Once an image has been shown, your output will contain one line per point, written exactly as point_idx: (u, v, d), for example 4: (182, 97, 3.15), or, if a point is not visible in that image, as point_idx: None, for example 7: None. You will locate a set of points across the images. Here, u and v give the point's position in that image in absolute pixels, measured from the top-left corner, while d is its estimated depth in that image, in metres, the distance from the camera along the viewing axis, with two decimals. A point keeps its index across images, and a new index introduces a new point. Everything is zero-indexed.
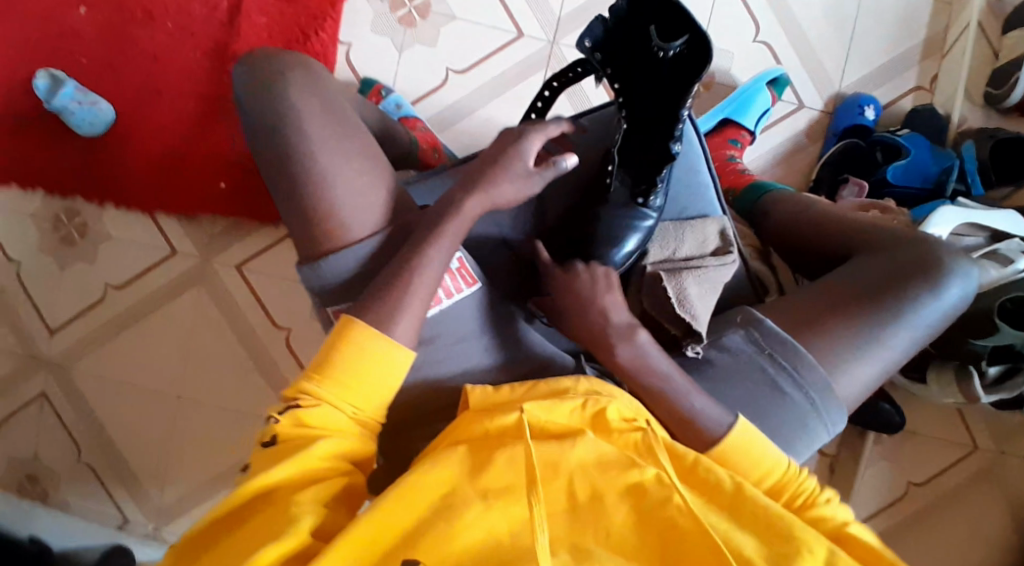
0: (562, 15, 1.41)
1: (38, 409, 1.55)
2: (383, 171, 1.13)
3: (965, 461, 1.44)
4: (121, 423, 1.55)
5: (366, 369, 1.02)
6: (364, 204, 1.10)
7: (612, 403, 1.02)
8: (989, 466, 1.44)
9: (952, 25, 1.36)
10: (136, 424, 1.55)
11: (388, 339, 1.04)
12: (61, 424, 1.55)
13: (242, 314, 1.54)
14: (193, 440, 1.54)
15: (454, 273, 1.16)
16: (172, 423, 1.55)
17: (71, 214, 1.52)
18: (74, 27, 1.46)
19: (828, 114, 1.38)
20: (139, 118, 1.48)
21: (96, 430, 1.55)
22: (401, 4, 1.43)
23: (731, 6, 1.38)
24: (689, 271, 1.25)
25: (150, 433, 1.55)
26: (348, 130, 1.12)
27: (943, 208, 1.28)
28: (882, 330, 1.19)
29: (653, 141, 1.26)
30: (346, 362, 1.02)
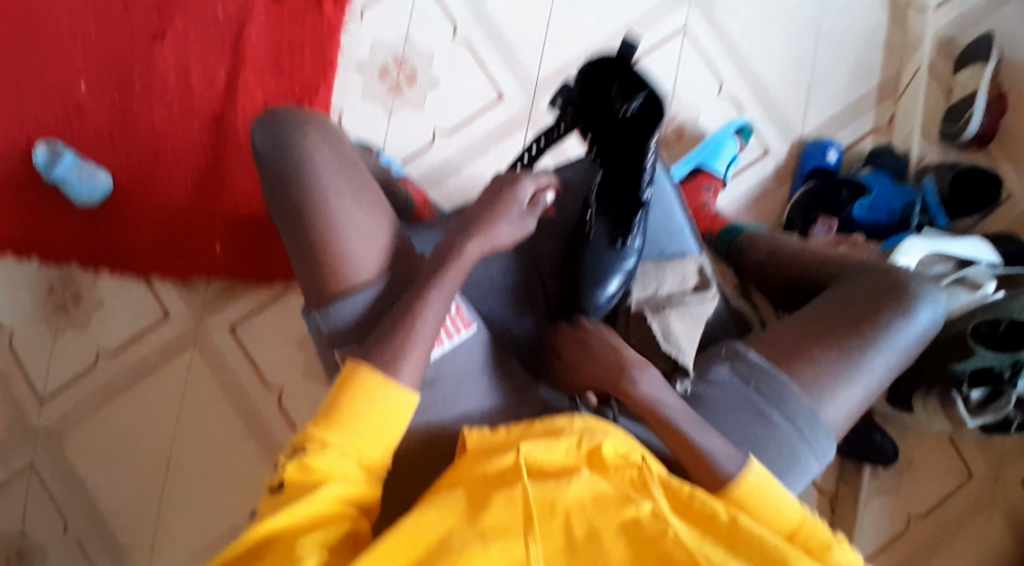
0: (539, 78, 1.49)
1: (27, 481, 1.52)
2: (383, 214, 1.19)
3: (961, 489, 1.47)
4: (114, 492, 1.52)
5: (372, 415, 1.05)
6: (367, 246, 1.15)
7: (607, 439, 1.05)
8: (984, 492, 1.47)
9: (903, 70, 1.45)
10: (131, 492, 1.53)
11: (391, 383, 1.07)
12: (50, 496, 1.52)
13: (237, 375, 1.55)
14: (191, 505, 1.53)
15: (452, 316, 1.22)
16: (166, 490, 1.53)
17: (66, 282, 1.54)
18: (75, 101, 1.51)
19: (791, 159, 1.46)
20: (137, 186, 1.52)
21: (86, 503, 1.52)
22: (389, 73, 1.50)
23: (694, 63, 1.45)
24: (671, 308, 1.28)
25: (146, 501, 1.53)
26: (354, 178, 1.18)
27: (911, 239, 1.35)
28: (859, 356, 1.21)
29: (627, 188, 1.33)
30: (352, 408, 1.05)
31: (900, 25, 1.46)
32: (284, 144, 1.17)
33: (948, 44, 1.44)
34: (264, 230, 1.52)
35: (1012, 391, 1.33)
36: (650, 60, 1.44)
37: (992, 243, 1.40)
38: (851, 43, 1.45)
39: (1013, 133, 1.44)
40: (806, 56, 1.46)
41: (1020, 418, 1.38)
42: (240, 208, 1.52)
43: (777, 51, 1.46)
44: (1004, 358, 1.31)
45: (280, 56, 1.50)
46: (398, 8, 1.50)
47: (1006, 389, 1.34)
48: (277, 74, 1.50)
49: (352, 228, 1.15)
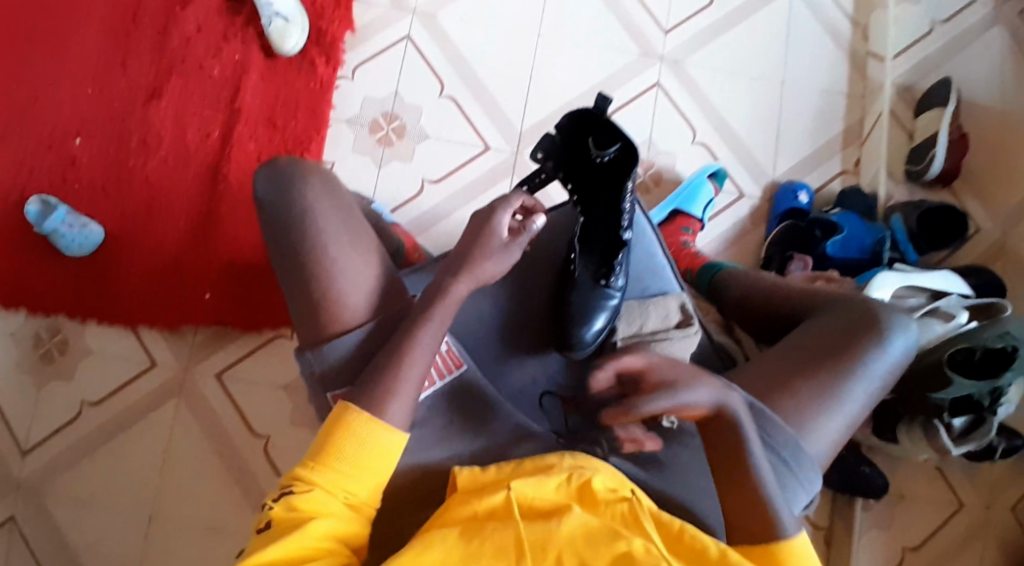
0: (523, 130, 1.54)
1: (7, 534, 1.50)
2: (374, 249, 1.21)
3: (954, 519, 1.49)
4: (95, 544, 1.49)
5: (362, 456, 1.06)
6: (360, 288, 1.18)
7: (596, 475, 1.09)
8: (975, 523, 1.49)
9: (866, 115, 1.53)
10: (113, 545, 1.50)
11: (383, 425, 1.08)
12: (29, 550, 1.49)
13: (223, 424, 1.54)
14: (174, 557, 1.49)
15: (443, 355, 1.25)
16: (149, 542, 1.50)
17: (52, 331, 1.55)
18: (71, 156, 1.55)
19: (767, 201, 1.53)
20: (130, 237, 1.54)
21: (65, 556, 1.49)
22: (380, 127, 1.55)
23: (669, 114, 1.53)
24: (656, 344, 1.30)
25: (126, 553, 1.49)
26: (349, 223, 1.19)
27: (882, 273, 1.40)
28: (837, 387, 1.21)
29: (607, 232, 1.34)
30: (343, 449, 1.06)
31: (861, 74, 1.54)
32: (281, 180, 1.18)
33: (907, 90, 1.53)
34: (254, 280, 1.54)
35: (993, 417, 1.38)
36: (624, 113, 1.52)
37: (959, 275, 1.43)
38: (817, 94, 1.53)
39: (976, 171, 1.51)
40: (775, 106, 1.53)
41: (1003, 444, 1.43)
42: (230, 259, 1.54)
43: (749, 102, 1.54)
44: (984, 385, 1.35)
45: (273, 113, 1.56)
46: (387, 67, 1.57)
47: (987, 416, 1.39)
48: (270, 130, 1.55)
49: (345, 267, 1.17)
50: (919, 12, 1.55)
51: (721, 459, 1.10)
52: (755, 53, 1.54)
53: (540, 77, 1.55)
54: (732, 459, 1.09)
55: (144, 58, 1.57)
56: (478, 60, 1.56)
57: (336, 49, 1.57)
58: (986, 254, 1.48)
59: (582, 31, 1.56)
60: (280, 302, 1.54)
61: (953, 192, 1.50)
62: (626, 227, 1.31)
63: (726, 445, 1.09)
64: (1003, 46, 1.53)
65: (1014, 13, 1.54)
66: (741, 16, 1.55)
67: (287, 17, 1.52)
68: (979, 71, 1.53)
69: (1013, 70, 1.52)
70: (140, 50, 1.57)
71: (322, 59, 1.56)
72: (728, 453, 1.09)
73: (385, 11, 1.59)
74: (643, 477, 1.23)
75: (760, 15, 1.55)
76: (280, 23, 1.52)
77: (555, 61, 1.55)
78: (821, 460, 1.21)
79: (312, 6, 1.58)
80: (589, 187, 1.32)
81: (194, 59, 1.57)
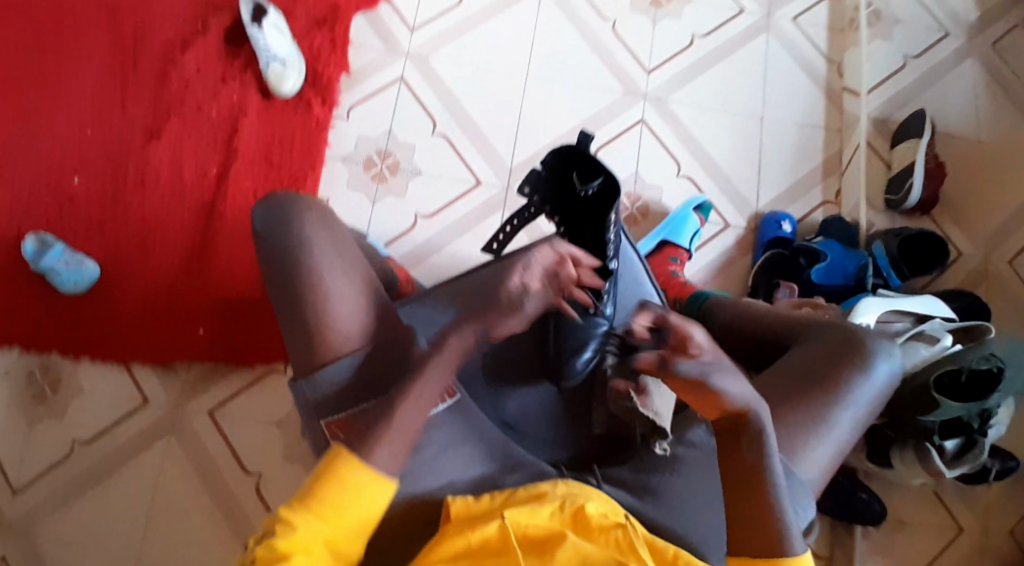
0: (513, 165, 1.59)
1: None
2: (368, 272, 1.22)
3: (953, 544, 1.48)
4: None
5: (348, 501, 1.04)
6: (354, 316, 1.17)
7: (588, 501, 1.13)
8: (975, 547, 1.48)
9: (845, 147, 1.58)
10: None
11: (370, 469, 1.05)
12: None
13: (214, 461, 1.51)
14: None
15: None
16: None
17: (46, 370, 1.54)
18: (69, 196, 1.58)
19: (751, 230, 1.57)
20: (127, 274, 1.56)
21: None
22: (374, 165, 1.60)
23: (653, 150, 1.58)
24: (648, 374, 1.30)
25: None
26: (346, 255, 1.19)
27: (866, 299, 1.43)
28: (824, 412, 1.23)
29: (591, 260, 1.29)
30: (329, 493, 1.04)
31: (838, 108, 1.60)
32: (278, 207, 1.19)
33: (884, 122, 1.58)
34: (249, 315, 1.55)
35: (984, 439, 1.37)
36: (609, 149, 1.57)
37: (942, 300, 1.46)
38: (797, 128, 1.59)
39: (955, 199, 1.55)
40: (756, 141, 1.58)
41: (996, 466, 1.43)
42: (224, 294, 1.56)
43: (731, 137, 1.59)
44: (972, 406, 1.35)
45: (270, 151, 1.59)
46: (380, 107, 1.62)
47: (978, 438, 1.38)
48: (267, 168, 1.59)
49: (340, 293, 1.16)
50: (892, 48, 1.61)
51: (733, 472, 1.06)
52: (735, 90, 1.60)
53: (529, 115, 1.60)
54: (749, 471, 1.06)
55: (142, 101, 1.61)
56: (469, 100, 1.61)
57: (332, 90, 1.62)
58: (972, 275, 1.51)
59: (568, 71, 1.62)
60: (275, 336, 1.55)
61: (934, 220, 1.53)
62: (613, 254, 1.28)
63: (739, 457, 1.06)
64: (976, 76, 1.59)
65: (986, 44, 1.61)
66: (720, 56, 1.62)
67: (284, 60, 1.58)
68: (954, 101, 1.58)
69: (986, 99, 1.58)
70: (139, 93, 1.61)
71: (318, 100, 1.61)
72: (742, 465, 1.06)
73: (378, 54, 1.64)
74: (638, 507, 1.25)
75: (739, 54, 1.62)
76: (277, 66, 1.57)
77: (543, 100, 1.61)
78: (814, 485, 1.22)
79: (309, 50, 1.63)
80: (574, 220, 1.28)
81: (192, 101, 1.61)
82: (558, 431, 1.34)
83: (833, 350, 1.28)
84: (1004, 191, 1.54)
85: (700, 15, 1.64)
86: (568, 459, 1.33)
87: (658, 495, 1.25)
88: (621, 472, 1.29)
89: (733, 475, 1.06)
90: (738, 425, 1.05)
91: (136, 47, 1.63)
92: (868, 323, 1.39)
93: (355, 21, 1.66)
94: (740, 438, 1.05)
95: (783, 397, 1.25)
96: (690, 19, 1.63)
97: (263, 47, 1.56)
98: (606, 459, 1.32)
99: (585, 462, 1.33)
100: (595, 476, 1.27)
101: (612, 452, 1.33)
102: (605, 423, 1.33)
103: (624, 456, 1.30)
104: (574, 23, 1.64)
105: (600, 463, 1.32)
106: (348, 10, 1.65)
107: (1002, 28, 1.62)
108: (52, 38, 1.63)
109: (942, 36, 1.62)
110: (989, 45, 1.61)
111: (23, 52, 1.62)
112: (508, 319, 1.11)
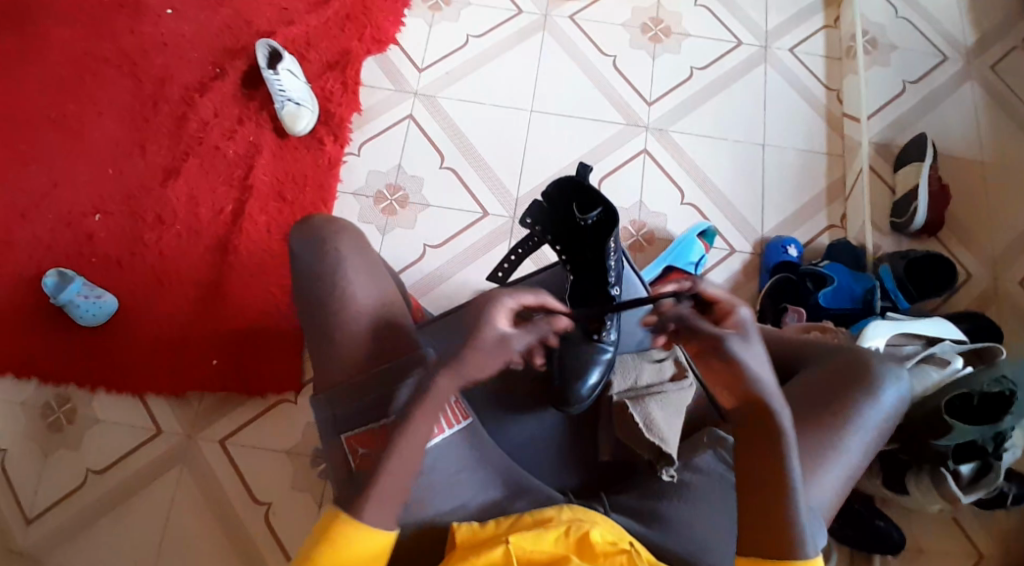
0: (519, 197, 1.64)
1: None
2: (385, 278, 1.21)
3: None
4: None
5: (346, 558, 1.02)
6: (357, 332, 1.16)
7: (594, 526, 1.07)
8: None
9: (846, 174, 1.64)
10: None
11: (365, 526, 1.02)
12: None
13: (224, 490, 1.51)
14: None
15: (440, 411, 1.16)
16: None
17: (62, 400, 1.55)
18: (89, 233, 1.62)
19: (757, 255, 1.59)
20: (142, 307, 1.58)
21: None
22: (384, 199, 1.64)
23: (658, 178, 1.64)
24: (652, 396, 1.23)
25: None
26: (377, 280, 1.19)
27: (875, 322, 1.41)
28: (832, 439, 1.15)
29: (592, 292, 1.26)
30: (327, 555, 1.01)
31: (840, 133, 1.68)
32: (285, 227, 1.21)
33: (886, 146, 1.63)
34: (262, 346, 1.56)
35: (1000, 463, 1.32)
36: (612, 179, 1.64)
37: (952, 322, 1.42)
38: (797, 154, 1.66)
39: (959, 221, 1.58)
40: (757, 168, 1.65)
41: (1014, 490, 1.39)
42: (236, 326, 1.57)
43: (733, 167, 1.65)
44: (986, 430, 1.30)
45: (283, 188, 1.64)
46: (390, 143, 1.68)
47: (993, 462, 1.33)
48: (281, 204, 1.63)
49: (339, 306, 1.16)
50: (890, 74, 1.69)
51: (747, 475, 1.05)
52: (737, 120, 1.68)
53: (533, 147, 1.66)
54: (773, 476, 1.04)
55: (163, 143, 1.67)
56: (475, 135, 1.68)
57: (344, 128, 1.67)
58: (982, 296, 1.53)
59: (573, 106, 1.69)
60: (287, 366, 1.55)
61: (943, 243, 1.57)
62: (613, 282, 1.25)
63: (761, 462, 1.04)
64: (977, 98, 1.66)
65: (985, 67, 1.69)
66: (719, 88, 1.70)
67: (298, 101, 1.63)
68: (953, 122, 1.64)
69: (987, 118, 1.64)
70: (159, 136, 1.68)
71: (331, 137, 1.67)
72: (761, 469, 1.04)
73: (389, 93, 1.71)
74: (643, 534, 1.15)
75: (737, 85, 1.71)
76: (291, 107, 1.63)
77: (547, 134, 1.67)
78: (823, 511, 1.13)
79: (321, 91, 1.69)
80: (576, 249, 1.25)
81: (210, 142, 1.67)
82: (563, 460, 1.26)
83: (837, 374, 1.20)
84: (1010, 208, 1.58)
85: (698, 50, 1.73)
86: (575, 487, 1.25)
87: (667, 522, 1.16)
88: (630, 499, 1.19)
89: (755, 480, 1.05)
90: (762, 425, 1.04)
91: (157, 92, 1.70)
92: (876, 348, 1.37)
93: (365, 63, 1.73)
94: (764, 438, 1.04)
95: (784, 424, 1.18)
96: (687, 54, 1.73)
97: (278, 89, 1.61)
98: (613, 486, 1.23)
99: (592, 491, 1.24)
100: (603, 502, 1.18)
101: (618, 479, 1.24)
102: (611, 451, 1.25)
103: (630, 482, 1.22)
104: (576, 58, 1.73)
105: (607, 491, 1.23)
106: (359, 52, 1.72)
107: (1001, 51, 1.70)
108: (78, 85, 1.71)
109: (940, 62, 1.70)
110: (989, 67, 1.69)
111: (51, 98, 1.70)
112: (496, 359, 1.02)
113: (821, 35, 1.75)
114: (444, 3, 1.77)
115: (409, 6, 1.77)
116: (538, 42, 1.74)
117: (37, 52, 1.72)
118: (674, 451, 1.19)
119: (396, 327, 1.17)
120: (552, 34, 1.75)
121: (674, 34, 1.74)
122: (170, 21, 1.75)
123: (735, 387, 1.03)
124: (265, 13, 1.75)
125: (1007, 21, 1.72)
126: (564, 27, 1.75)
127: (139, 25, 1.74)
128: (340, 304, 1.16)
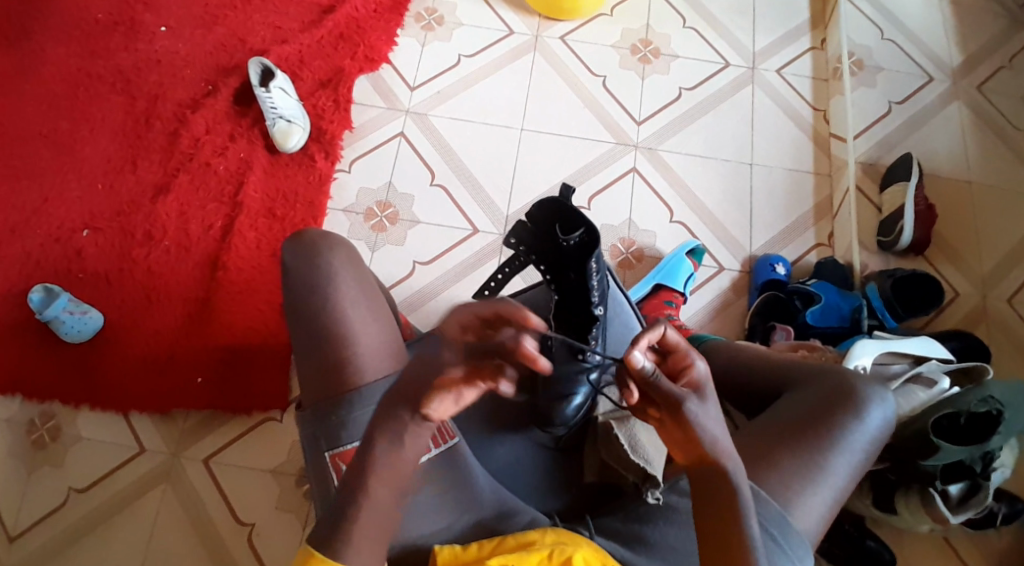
0: (509, 214, 1.64)
1: None
2: (377, 294, 1.23)
3: None
4: None
5: None
6: (347, 345, 1.17)
7: (577, 550, 1.06)
8: None
9: (834, 193, 1.66)
10: None
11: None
12: None
13: (208, 510, 1.49)
14: None
15: None
16: None
17: (46, 418, 1.53)
18: (77, 249, 1.61)
19: (746, 272, 1.61)
20: (129, 324, 1.57)
21: None
22: (374, 215, 1.65)
23: (647, 196, 1.65)
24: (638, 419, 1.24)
25: None
26: (369, 295, 1.21)
27: (862, 342, 1.38)
28: (821, 460, 1.16)
29: (577, 313, 1.28)
30: None
31: (827, 153, 1.69)
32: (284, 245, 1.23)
33: (873, 165, 1.65)
34: (252, 363, 1.55)
35: (988, 483, 1.31)
36: (600, 199, 1.65)
37: (938, 341, 1.42)
38: (785, 174, 1.67)
39: (946, 240, 1.60)
40: (745, 185, 1.66)
41: (1004, 510, 1.40)
42: (226, 342, 1.56)
43: (719, 186, 1.67)
44: (974, 450, 1.30)
45: (273, 204, 1.64)
46: (382, 159, 1.69)
47: (982, 482, 1.32)
48: (271, 220, 1.63)
49: (332, 324, 1.17)
50: (876, 95, 1.71)
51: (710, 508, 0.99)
52: (726, 139, 1.70)
53: (525, 165, 1.67)
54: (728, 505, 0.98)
55: (154, 160, 1.67)
56: (467, 153, 1.69)
57: (335, 146, 1.68)
58: (969, 315, 1.54)
59: (563, 123, 1.71)
60: (276, 382, 1.55)
61: (930, 260, 1.58)
62: (597, 302, 1.25)
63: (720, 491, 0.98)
64: (963, 119, 1.69)
65: (971, 87, 1.71)
66: (708, 107, 1.72)
67: (289, 118, 1.64)
68: (940, 141, 1.67)
69: (973, 139, 1.67)
70: (150, 153, 1.67)
71: (322, 155, 1.67)
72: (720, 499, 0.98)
73: (381, 110, 1.72)
74: (631, 559, 1.13)
75: (726, 104, 1.72)
76: (283, 123, 1.64)
77: (538, 152, 1.68)
78: (810, 536, 1.15)
79: (314, 108, 1.70)
80: (564, 267, 1.25)
81: (201, 158, 1.66)
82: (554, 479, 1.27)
83: (827, 398, 1.20)
84: (995, 227, 1.60)
85: (686, 70, 1.75)
86: (560, 510, 1.25)
87: (653, 546, 1.14)
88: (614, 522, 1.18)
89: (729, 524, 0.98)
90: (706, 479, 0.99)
91: (149, 110, 1.70)
92: (864, 367, 1.34)
93: (357, 81, 1.74)
94: (715, 488, 0.98)
95: (774, 444, 1.18)
96: (677, 74, 1.75)
97: (269, 107, 1.63)
98: (598, 510, 1.23)
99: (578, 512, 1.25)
100: (588, 526, 1.16)
101: (606, 500, 1.25)
102: (597, 472, 1.26)
103: (615, 504, 1.21)
104: (567, 78, 1.74)
105: (592, 513, 1.23)
106: (352, 72, 1.73)
107: (986, 72, 1.73)
108: (70, 102, 1.70)
109: (926, 82, 1.72)
110: (976, 87, 1.71)
111: (43, 115, 1.69)
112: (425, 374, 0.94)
113: (808, 56, 1.78)
114: (437, 23, 1.79)
115: (402, 26, 1.78)
116: (530, 62, 1.76)
117: (29, 70, 1.72)
118: (660, 474, 1.19)
119: (389, 330, 1.21)
120: (544, 54, 1.76)
121: (663, 55, 1.76)
122: (164, 39, 1.75)
123: (687, 448, 0.97)
124: (259, 32, 1.76)
125: (993, 42, 1.75)
126: (556, 47, 1.77)
127: (131, 44, 1.75)
128: (333, 320, 1.17)
